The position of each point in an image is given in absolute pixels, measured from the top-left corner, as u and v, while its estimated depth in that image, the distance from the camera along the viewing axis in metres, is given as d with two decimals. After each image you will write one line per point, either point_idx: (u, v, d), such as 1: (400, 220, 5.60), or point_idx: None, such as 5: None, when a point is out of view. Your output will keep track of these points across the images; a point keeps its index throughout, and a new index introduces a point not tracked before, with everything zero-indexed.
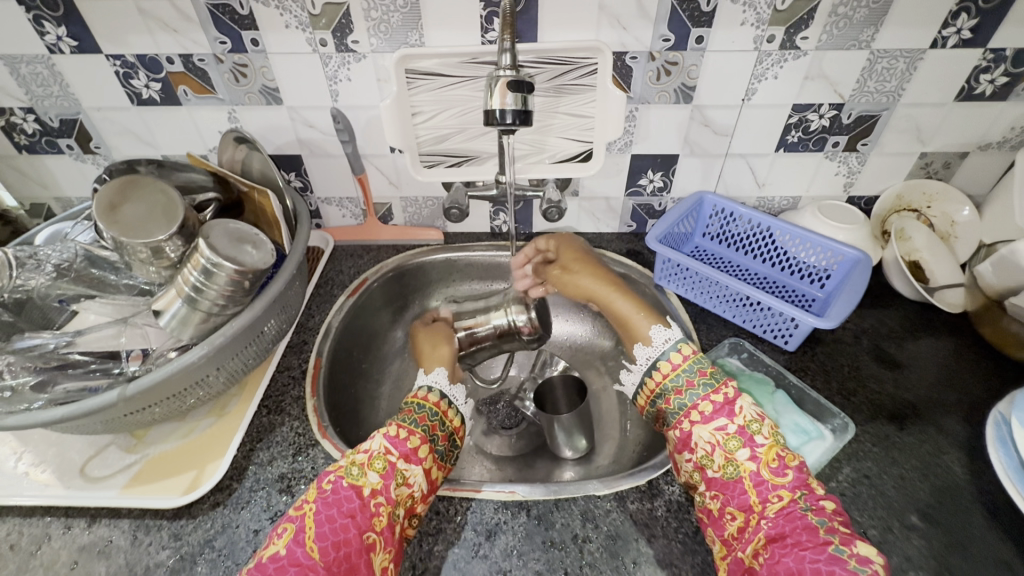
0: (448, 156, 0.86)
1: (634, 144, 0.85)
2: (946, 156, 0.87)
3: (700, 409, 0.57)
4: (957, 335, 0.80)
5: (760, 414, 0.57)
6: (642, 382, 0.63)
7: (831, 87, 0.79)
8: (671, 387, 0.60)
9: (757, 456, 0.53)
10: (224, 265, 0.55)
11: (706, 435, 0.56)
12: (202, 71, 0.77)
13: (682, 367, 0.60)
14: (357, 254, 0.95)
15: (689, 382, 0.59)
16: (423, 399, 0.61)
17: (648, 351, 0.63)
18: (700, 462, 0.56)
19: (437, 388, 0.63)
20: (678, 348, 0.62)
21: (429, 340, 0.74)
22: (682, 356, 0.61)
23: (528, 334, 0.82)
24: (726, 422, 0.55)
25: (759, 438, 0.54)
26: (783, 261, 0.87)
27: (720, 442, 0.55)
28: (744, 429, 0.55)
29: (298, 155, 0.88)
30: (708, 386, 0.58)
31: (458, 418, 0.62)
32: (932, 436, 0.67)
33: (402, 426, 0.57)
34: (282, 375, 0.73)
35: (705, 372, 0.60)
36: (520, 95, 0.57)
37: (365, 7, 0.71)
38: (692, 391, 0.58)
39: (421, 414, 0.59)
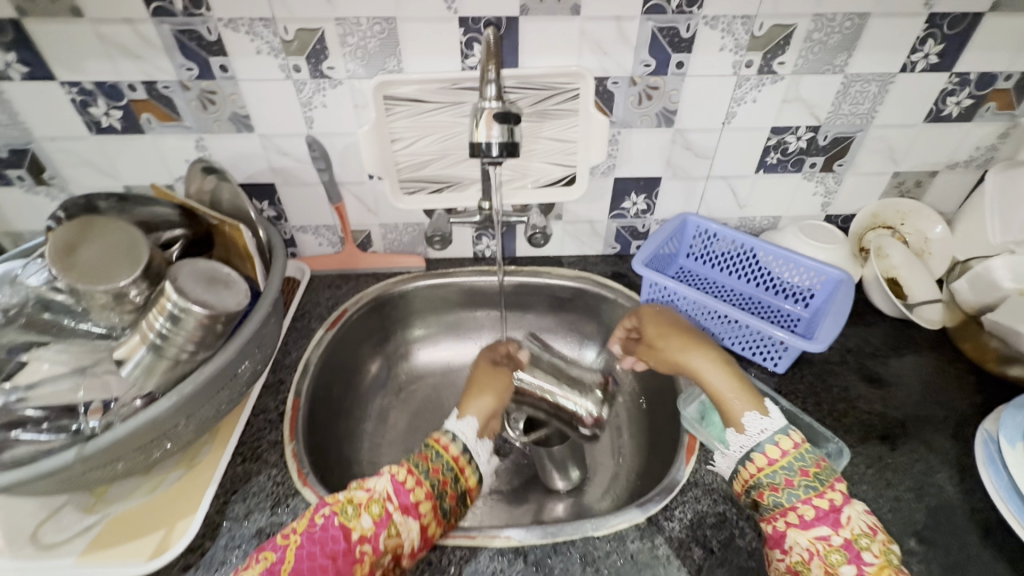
0: (429, 182, 0.83)
1: (617, 167, 0.85)
2: (917, 175, 0.89)
3: (800, 512, 0.53)
4: (938, 351, 0.82)
5: (871, 526, 0.52)
6: (737, 467, 0.59)
7: (808, 110, 0.80)
8: (765, 482, 0.56)
9: (863, 574, 0.49)
10: (193, 309, 0.52)
11: (804, 541, 0.52)
12: (166, 98, 0.74)
13: (784, 461, 0.56)
14: (336, 284, 0.91)
15: (788, 480, 0.55)
16: (445, 447, 0.59)
17: (760, 424, 0.58)
18: (794, 566, 0.52)
19: (461, 439, 0.60)
20: (775, 441, 0.57)
21: (488, 380, 0.72)
22: (781, 450, 0.56)
23: (586, 424, 0.82)
24: (830, 532, 0.51)
25: (868, 555, 0.50)
26: (767, 281, 0.87)
27: (821, 552, 0.50)
28: (851, 543, 0.50)
29: (271, 183, 0.84)
30: (813, 488, 0.53)
31: (474, 477, 0.59)
32: (923, 455, 0.67)
33: (411, 473, 0.55)
34: (258, 419, 0.69)
35: (808, 472, 0.55)
36: (507, 127, 0.57)
37: (341, 32, 0.69)
38: (791, 490, 0.54)
39: (436, 465, 0.57)
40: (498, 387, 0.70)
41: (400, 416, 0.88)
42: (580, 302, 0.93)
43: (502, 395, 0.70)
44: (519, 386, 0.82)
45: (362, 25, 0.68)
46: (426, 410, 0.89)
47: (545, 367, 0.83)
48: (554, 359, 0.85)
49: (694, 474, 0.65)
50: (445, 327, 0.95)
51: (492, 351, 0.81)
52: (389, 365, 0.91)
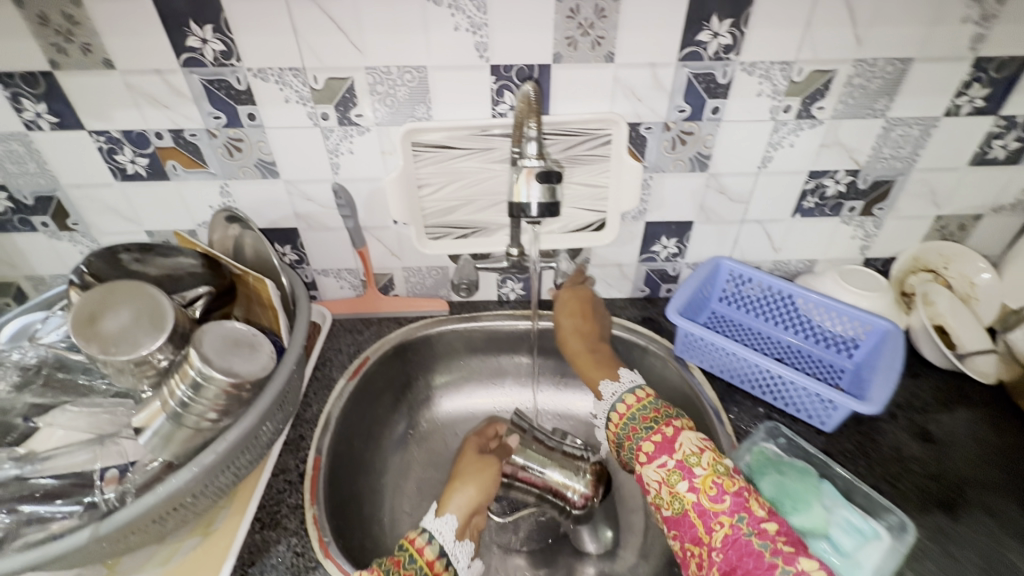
0: (455, 227, 0.81)
1: (648, 211, 0.82)
2: (961, 218, 0.86)
3: (644, 449, 0.60)
4: (991, 406, 0.77)
5: (702, 444, 0.58)
6: (605, 428, 0.68)
7: (847, 154, 0.77)
8: (623, 435, 0.64)
9: (696, 486, 0.55)
10: (216, 377, 0.49)
11: (653, 473, 0.58)
12: (193, 145, 0.73)
13: (630, 413, 0.65)
14: (357, 328, 0.89)
15: (634, 427, 0.63)
16: (419, 550, 0.58)
17: (613, 388, 0.69)
18: (655, 501, 0.58)
19: (438, 541, 0.59)
20: (624, 399, 0.67)
21: (474, 475, 0.67)
22: (627, 405, 0.66)
23: (576, 506, 0.75)
24: (667, 459, 0.58)
25: (697, 469, 0.56)
26: (807, 330, 0.83)
27: (664, 478, 0.57)
28: (683, 462, 0.57)
29: (294, 228, 0.82)
30: (650, 428, 0.62)
31: None
32: (988, 527, 0.62)
33: None
34: (277, 481, 0.66)
35: (649, 417, 0.63)
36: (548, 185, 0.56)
37: (371, 81, 0.68)
38: (638, 434, 0.62)
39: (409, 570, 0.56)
40: (483, 479, 0.67)
41: (421, 468, 0.84)
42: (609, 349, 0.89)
43: (487, 487, 0.66)
44: (512, 471, 0.75)
45: (392, 74, 0.67)
46: (448, 462, 0.85)
47: (532, 447, 0.77)
48: (546, 436, 0.79)
49: None
50: (468, 373, 0.92)
51: (480, 435, 0.75)
52: (410, 414, 0.88)
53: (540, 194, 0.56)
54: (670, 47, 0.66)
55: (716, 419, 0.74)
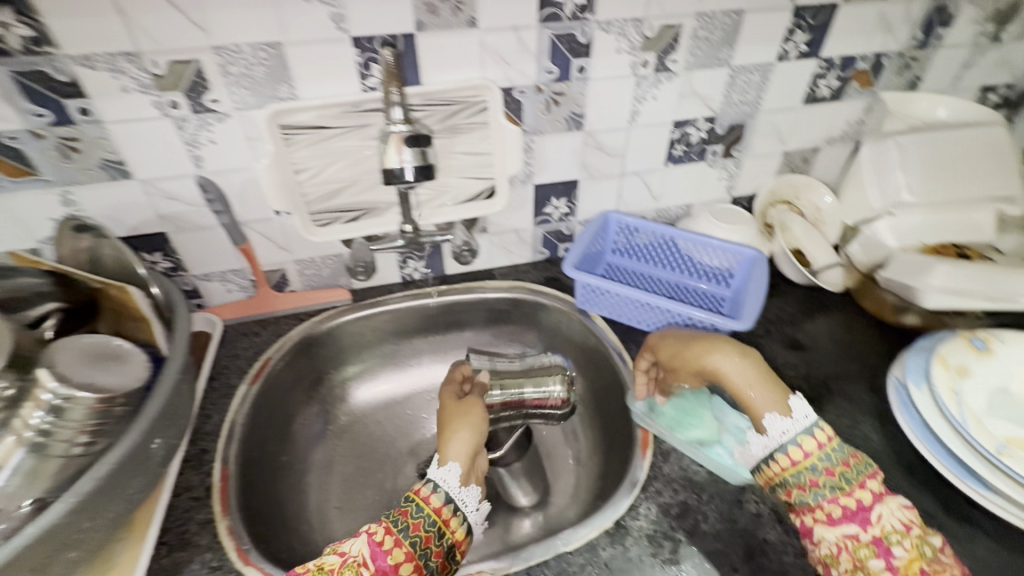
0: (343, 211, 0.79)
1: (534, 174, 0.85)
2: (804, 152, 0.97)
3: (827, 510, 0.50)
4: (844, 310, 0.89)
5: (906, 521, 0.49)
6: (756, 469, 0.56)
7: (703, 102, 0.84)
8: (792, 481, 0.53)
9: (895, 567, 0.47)
10: (80, 395, 0.49)
11: (832, 537, 0.50)
12: (16, 150, 0.63)
13: (808, 461, 0.52)
14: (253, 331, 0.84)
15: (813, 479, 0.51)
16: (425, 499, 0.56)
17: (762, 441, 0.55)
18: (823, 559, 0.51)
19: (444, 488, 0.56)
20: (800, 441, 0.53)
21: (460, 419, 0.65)
22: (804, 452, 0.52)
23: (558, 405, 0.79)
24: (857, 528, 0.49)
25: (898, 548, 0.47)
26: (689, 267, 0.92)
27: (849, 548, 0.49)
28: (880, 539, 0.48)
29: (161, 232, 0.75)
30: (838, 487, 0.50)
31: (461, 528, 0.56)
32: (848, 410, 0.73)
33: (390, 534, 0.52)
34: (182, 499, 0.61)
35: (837, 471, 0.51)
36: (418, 149, 0.63)
37: (221, 62, 0.63)
38: (817, 489, 0.51)
39: (417, 522, 0.53)
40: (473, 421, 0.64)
41: (345, 461, 0.82)
42: (518, 313, 0.92)
43: (479, 426, 0.64)
44: (493, 405, 0.77)
45: (243, 52, 0.63)
46: (373, 450, 0.84)
47: (498, 374, 0.78)
48: (501, 360, 0.81)
49: (652, 468, 0.66)
50: (382, 359, 0.90)
51: (450, 380, 0.74)
52: (326, 409, 0.85)
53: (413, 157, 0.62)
54: (530, 9, 0.68)
55: (618, 359, 0.81)
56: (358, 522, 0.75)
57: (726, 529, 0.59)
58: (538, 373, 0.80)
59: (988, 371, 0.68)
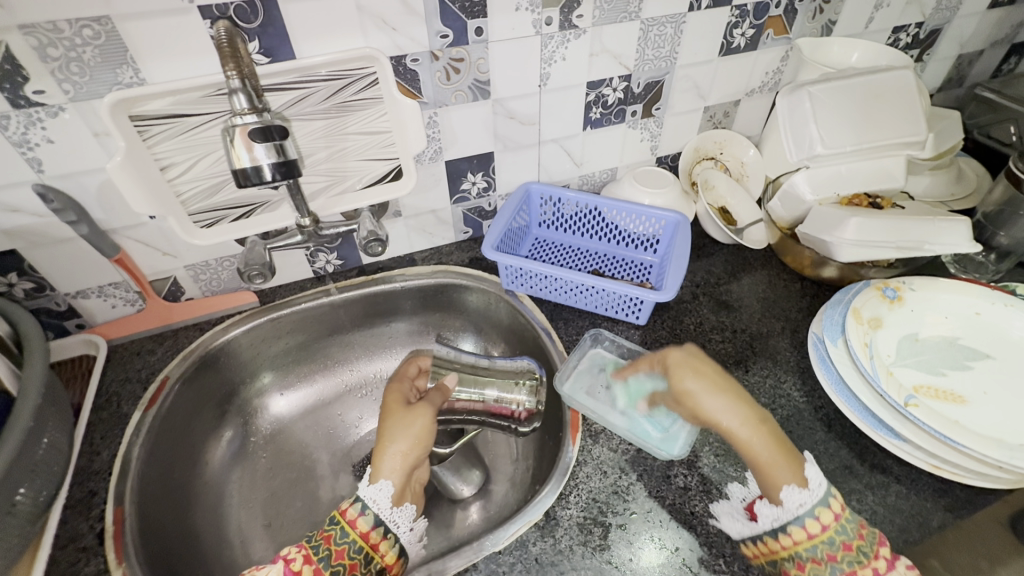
0: (229, 208, 0.70)
1: (444, 150, 0.78)
2: (724, 106, 0.94)
3: None
4: (768, 266, 0.89)
5: None
6: (760, 540, 0.53)
7: (616, 60, 0.79)
8: (807, 556, 0.50)
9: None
10: None
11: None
12: None
13: (825, 537, 0.49)
14: (148, 348, 0.76)
15: (830, 554, 0.49)
16: (352, 521, 0.54)
17: (773, 512, 0.52)
18: None
19: (372, 511, 0.54)
20: (816, 514, 0.50)
21: (403, 428, 0.59)
22: (822, 525, 0.49)
23: (519, 416, 0.76)
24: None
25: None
26: (616, 236, 0.89)
27: None
28: None
29: (9, 249, 0.65)
30: (855, 562, 0.48)
31: (392, 550, 0.54)
32: (771, 369, 0.73)
33: (308, 563, 0.51)
34: (68, 551, 0.55)
35: (852, 546, 0.49)
36: (272, 143, 0.55)
37: (36, 44, 0.52)
38: (833, 562, 0.49)
39: (340, 549, 0.52)
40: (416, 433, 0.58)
41: (269, 474, 0.77)
42: (443, 299, 0.87)
43: (423, 438, 0.58)
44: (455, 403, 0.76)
45: (63, 31, 0.52)
46: (299, 459, 0.79)
47: (467, 374, 0.76)
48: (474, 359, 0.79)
49: (582, 452, 0.64)
50: (300, 362, 0.84)
51: (400, 376, 0.68)
52: (243, 422, 0.79)
53: (268, 153, 0.54)
54: None
55: (547, 339, 0.77)
56: (286, 538, 0.72)
57: (655, 508, 0.59)
58: (508, 378, 0.77)
59: (900, 319, 0.70)
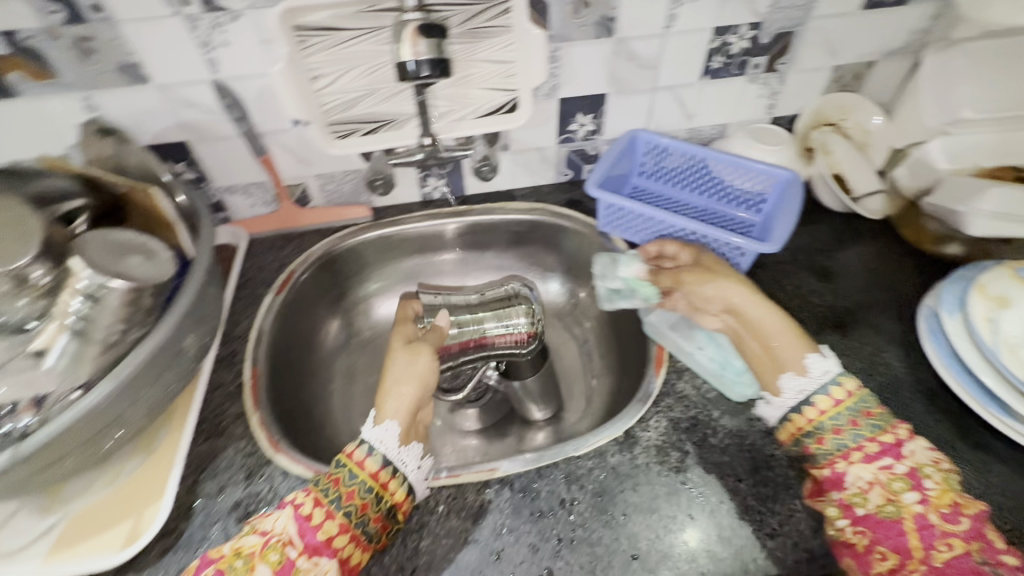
0: (361, 123, 0.77)
1: (560, 87, 0.81)
2: (856, 67, 0.88)
3: (864, 450, 0.50)
4: (881, 239, 0.85)
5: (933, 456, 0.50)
6: (786, 419, 0.55)
7: (748, 6, 0.77)
8: (828, 426, 0.52)
9: (928, 498, 0.47)
10: (114, 284, 0.52)
11: (866, 474, 0.49)
12: (35, 51, 0.63)
13: (846, 406, 0.52)
14: (278, 245, 0.85)
15: (851, 421, 0.51)
16: (359, 465, 0.52)
17: (799, 384, 0.55)
18: (849, 500, 0.50)
19: (378, 453, 0.53)
20: (837, 383, 0.54)
21: (405, 369, 0.58)
22: (845, 394, 0.53)
23: (524, 341, 0.76)
24: (893, 463, 0.49)
25: (932, 482, 0.48)
26: (719, 191, 0.88)
27: (884, 482, 0.48)
28: (914, 471, 0.48)
29: (182, 141, 0.75)
30: (878, 427, 0.51)
31: (401, 489, 0.53)
32: (871, 338, 0.71)
33: (318, 504, 0.50)
34: (217, 394, 0.65)
35: (872, 413, 0.52)
36: (432, 41, 0.60)
37: None
38: (854, 431, 0.51)
39: (349, 491, 0.50)
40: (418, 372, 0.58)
41: (367, 371, 0.86)
42: (538, 235, 0.91)
43: (426, 379, 0.58)
44: (451, 349, 0.73)
45: None
46: None
47: (456, 310, 0.75)
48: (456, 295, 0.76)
49: (664, 385, 0.66)
50: (402, 277, 0.92)
51: (402, 321, 0.68)
52: (350, 323, 0.88)
53: (428, 49, 0.59)
54: None
55: None
56: None
57: (734, 442, 0.60)
58: (507, 306, 0.76)
59: None
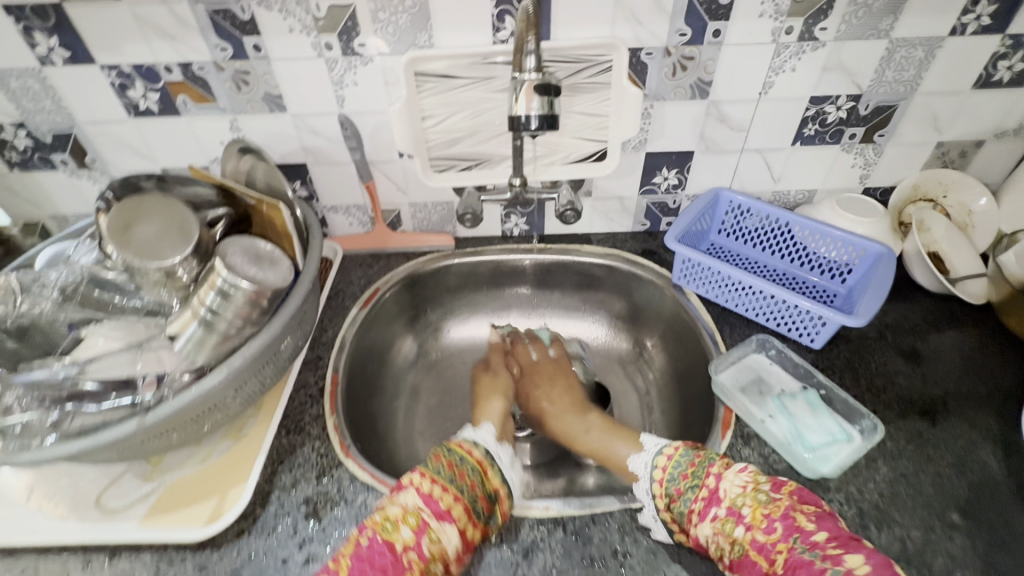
0: (459, 160, 0.84)
1: (649, 141, 0.84)
2: (962, 145, 0.85)
3: (693, 508, 0.54)
4: (981, 326, 0.79)
5: (744, 480, 0.53)
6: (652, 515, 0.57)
7: (848, 78, 0.77)
8: (665, 502, 0.56)
9: (748, 523, 0.50)
10: (240, 285, 0.56)
11: (707, 529, 0.52)
12: (202, 79, 0.74)
13: (667, 477, 0.57)
14: (367, 262, 0.92)
15: (677, 489, 0.56)
16: (467, 452, 0.60)
17: (642, 485, 0.59)
18: (717, 556, 0.52)
19: (482, 443, 0.62)
20: (657, 465, 0.59)
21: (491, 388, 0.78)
22: (663, 468, 0.58)
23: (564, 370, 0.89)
24: (716, 509, 0.52)
25: (746, 507, 0.51)
26: (802, 257, 0.86)
27: (720, 529, 0.51)
28: (732, 507, 0.51)
29: (302, 163, 0.84)
30: (693, 483, 0.55)
31: (498, 478, 0.59)
32: (965, 431, 0.66)
33: (436, 481, 0.55)
34: (299, 394, 0.71)
35: (687, 472, 0.56)
36: (546, 98, 0.64)
37: (373, 8, 0.68)
38: (683, 496, 0.55)
39: (461, 470, 0.57)
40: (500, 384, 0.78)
41: (431, 391, 0.90)
42: (610, 280, 0.93)
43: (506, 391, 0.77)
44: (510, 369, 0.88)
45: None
46: (456, 386, 0.91)
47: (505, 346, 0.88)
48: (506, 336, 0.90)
49: (729, 449, 0.65)
50: (474, 306, 0.96)
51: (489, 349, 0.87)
52: (421, 343, 0.93)
53: (540, 106, 0.64)
54: None
55: (710, 341, 0.78)
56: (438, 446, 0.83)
57: None
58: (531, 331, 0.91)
59: None
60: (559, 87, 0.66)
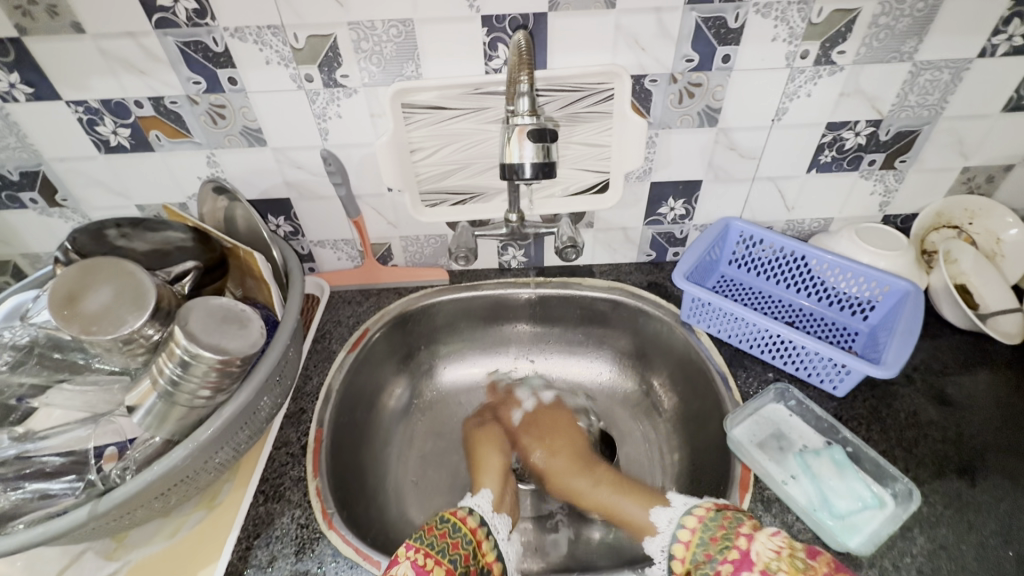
0: (451, 194, 0.79)
1: (654, 170, 0.78)
2: (990, 170, 0.79)
3: (723, 574, 0.53)
4: (1016, 366, 0.74)
5: (778, 543, 0.52)
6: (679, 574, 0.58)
7: (868, 103, 0.72)
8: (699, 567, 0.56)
9: None
10: (204, 355, 0.50)
11: None
12: (175, 114, 0.70)
13: (696, 539, 0.57)
14: (356, 299, 0.87)
15: (706, 552, 0.56)
16: (463, 520, 0.58)
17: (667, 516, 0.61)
18: None
19: (477, 511, 0.61)
20: (683, 524, 0.59)
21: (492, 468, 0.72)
22: (690, 529, 0.58)
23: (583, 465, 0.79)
24: (748, 574, 0.51)
25: (782, 573, 0.49)
26: (820, 292, 0.81)
27: None
28: (766, 571, 0.50)
29: (285, 197, 0.79)
30: (722, 548, 0.54)
31: (492, 550, 0.59)
32: (1007, 492, 0.60)
33: (430, 554, 0.53)
34: (280, 454, 0.66)
35: (716, 535, 0.56)
36: (542, 144, 0.59)
37: (355, 37, 0.63)
38: (712, 560, 0.55)
39: (455, 541, 0.55)
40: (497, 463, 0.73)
41: (426, 436, 0.84)
42: (615, 316, 0.87)
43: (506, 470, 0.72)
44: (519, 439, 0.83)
45: (376, 28, 0.63)
46: (452, 430, 0.85)
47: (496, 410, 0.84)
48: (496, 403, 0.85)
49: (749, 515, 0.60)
50: (470, 343, 0.91)
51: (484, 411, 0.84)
52: (414, 384, 0.88)
53: (534, 154, 0.59)
54: None
55: (723, 386, 0.72)
56: (432, 499, 0.77)
57: None
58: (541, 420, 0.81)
59: None
60: (556, 131, 0.61)
